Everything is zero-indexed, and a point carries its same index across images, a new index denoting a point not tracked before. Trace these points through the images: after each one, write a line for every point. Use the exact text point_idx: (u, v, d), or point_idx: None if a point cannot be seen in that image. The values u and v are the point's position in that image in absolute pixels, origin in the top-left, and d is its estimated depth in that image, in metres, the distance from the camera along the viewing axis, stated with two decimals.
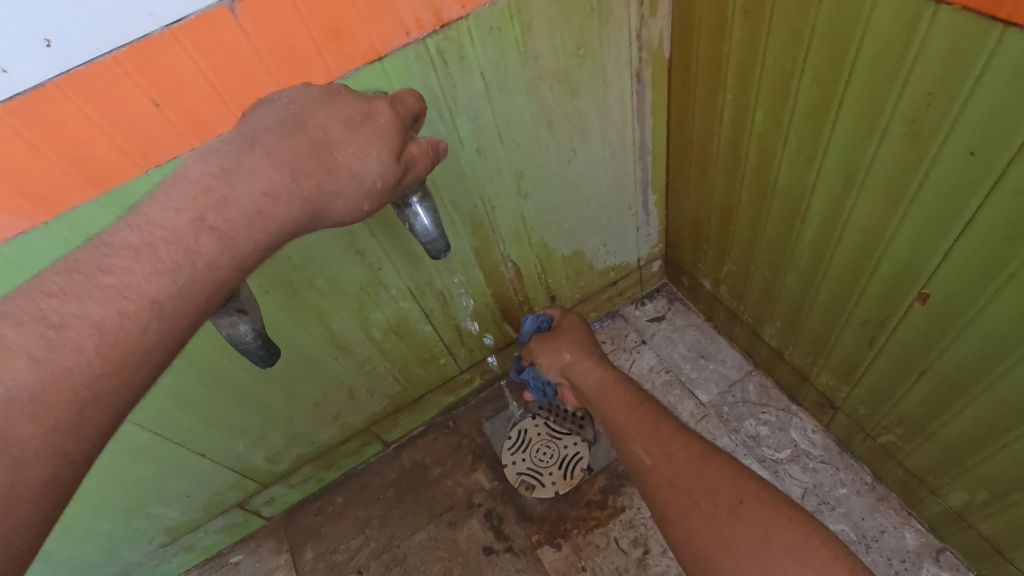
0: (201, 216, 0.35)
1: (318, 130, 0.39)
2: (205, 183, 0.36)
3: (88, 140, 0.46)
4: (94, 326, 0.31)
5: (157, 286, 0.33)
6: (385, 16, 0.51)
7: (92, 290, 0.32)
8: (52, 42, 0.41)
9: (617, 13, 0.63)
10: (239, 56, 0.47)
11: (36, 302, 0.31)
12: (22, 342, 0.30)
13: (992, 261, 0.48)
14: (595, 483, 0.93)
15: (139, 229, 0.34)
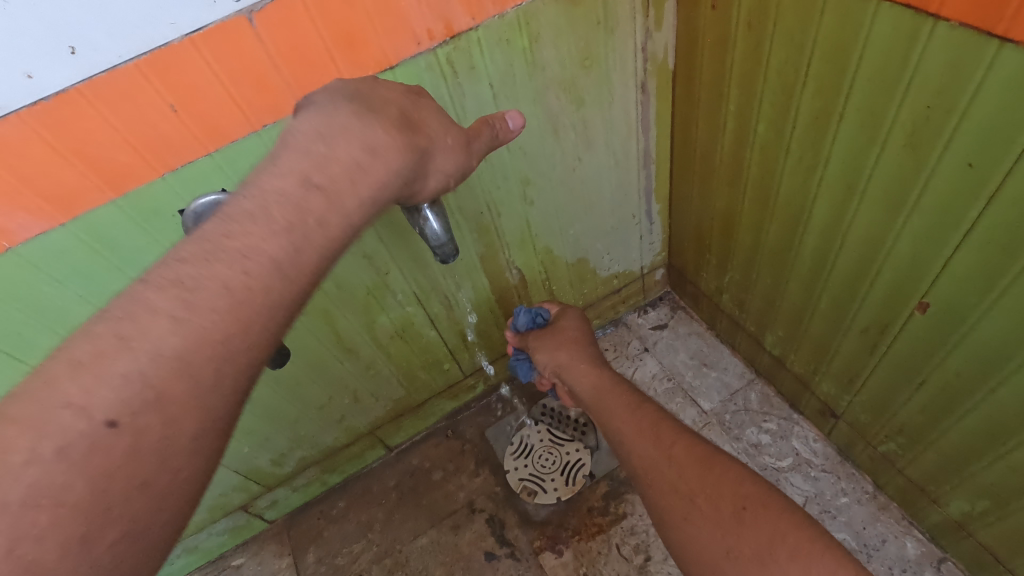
0: (308, 181, 0.39)
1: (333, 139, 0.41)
2: (309, 150, 0.40)
3: (108, 143, 0.47)
4: (220, 287, 0.36)
5: (274, 245, 0.37)
6: (397, 26, 0.52)
7: (217, 255, 0.36)
8: (77, 49, 0.42)
9: (622, 25, 0.64)
10: (255, 64, 0.48)
11: (153, 278, 0.35)
12: (164, 305, 0.35)
13: (990, 270, 0.49)
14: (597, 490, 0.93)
15: (256, 197, 0.39)
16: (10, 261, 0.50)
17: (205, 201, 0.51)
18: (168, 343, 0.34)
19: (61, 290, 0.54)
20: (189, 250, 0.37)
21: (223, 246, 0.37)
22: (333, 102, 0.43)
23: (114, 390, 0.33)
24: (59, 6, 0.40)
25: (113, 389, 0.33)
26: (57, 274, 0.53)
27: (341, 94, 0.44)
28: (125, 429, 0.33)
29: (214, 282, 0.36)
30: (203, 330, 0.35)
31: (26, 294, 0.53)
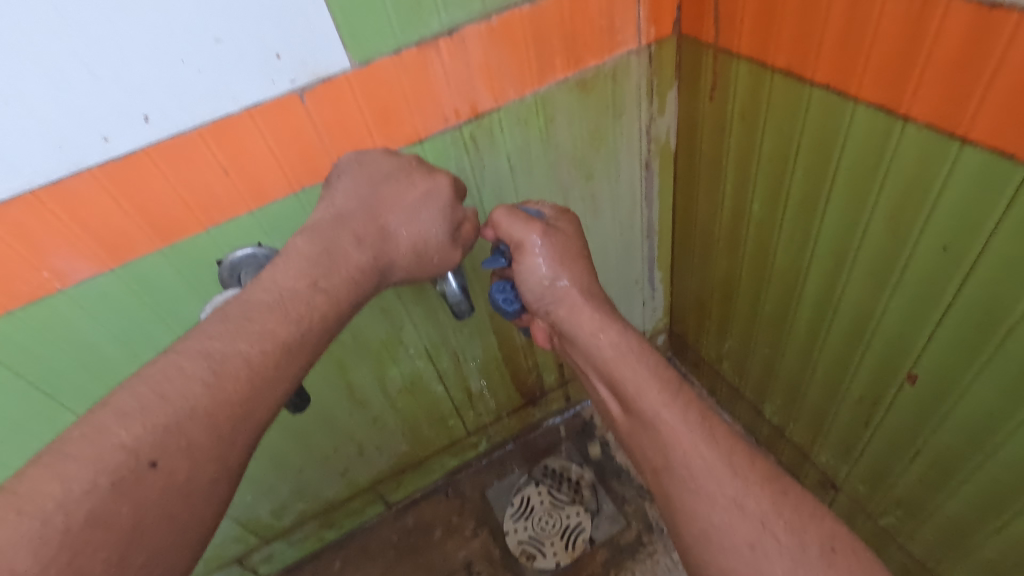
0: (316, 285, 0.43)
1: (366, 216, 0.47)
2: (316, 259, 0.44)
3: (163, 198, 0.52)
4: (244, 360, 0.38)
5: (289, 331, 0.40)
6: (428, 104, 0.58)
7: (239, 335, 0.38)
8: (150, 117, 0.48)
9: (629, 110, 0.71)
10: (301, 134, 0.54)
11: (199, 340, 0.38)
12: (209, 343, 0.38)
13: (970, 344, 0.52)
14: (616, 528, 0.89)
15: (270, 290, 0.41)
16: (60, 301, 0.54)
17: (241, 253, 0.58)
18: (203, 369, 0.36)
19: (100, 331, 0.58)
20: (213, 328, 0.39)
21: (245, 328, 0.39)
22: (359, 172, 0.48)
23: (158, 433, 0.34)
24: (141, 81, 0.46)
25: (178, 430, 0.34)
26: (97, 315, 0.56)
27: (377, 169, 0.48)
28: (163, 469, 0.33)
29: (241, 319, 0.39)
30: (238, 361, 0.37)
31: (67, 333, 0.56)
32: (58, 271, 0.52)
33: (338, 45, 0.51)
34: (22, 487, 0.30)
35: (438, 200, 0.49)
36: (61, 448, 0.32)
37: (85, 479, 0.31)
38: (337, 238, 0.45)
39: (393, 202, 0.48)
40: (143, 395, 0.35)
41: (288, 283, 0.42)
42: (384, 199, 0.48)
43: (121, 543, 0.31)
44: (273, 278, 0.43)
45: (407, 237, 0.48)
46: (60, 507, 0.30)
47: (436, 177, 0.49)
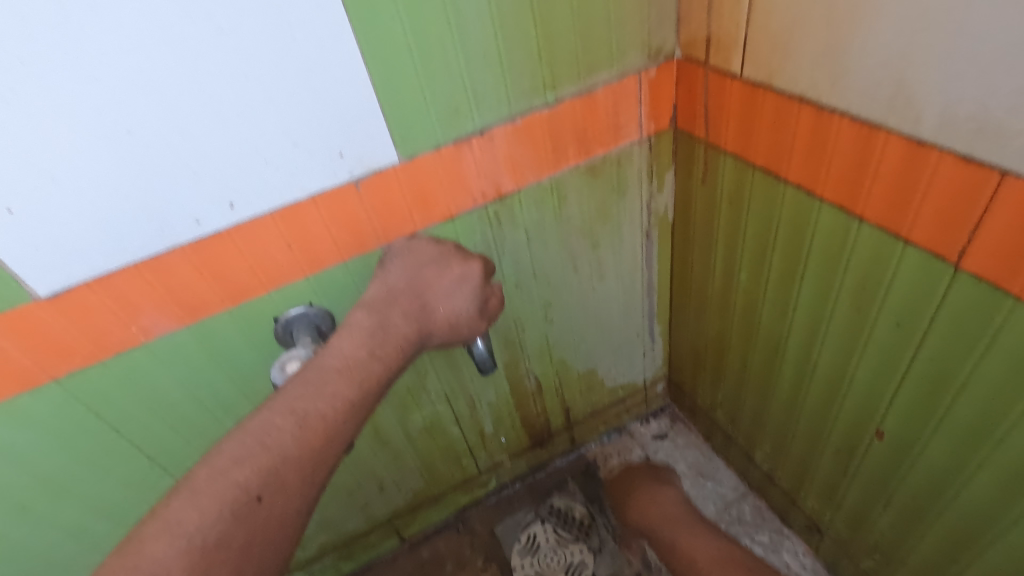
0: (373, 353, 0.50)
1: (413, 295, 0.55)
2: (372, 331, 0.52)
3: (237, 268, 0.62)
4: (322, 418, 0.46)
5: (354, 392, 0.48)
6: (460, 189, 0.68)
7: (317, 395, 0.47)
8: (235, 204, 0.58)
9: (632, 189, 0.81)
10: (354, 215, 0.64)
11: (288, 401, 0.46)
12: (293, 403, 0.46)
13: (924, 409, 0.61)
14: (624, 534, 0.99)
15: (339, 357, 0.50)
16: (142, 351, 0.63)
17: (295, 311, 0.68)
18: (291, 424, 0.45)
19: (170, 378, 0.66)
20: (296, 391, 0.47)
21: (320, 390, 0.47)
22: (407, 258, 0.59)
23: (263, 474, 0.42)
24: (231, 177, 0.56)
25: (276, 474, 0.43)
26: (170, 365, 0.65)
27: (422, 256, 0.58)
28: (266, 503, 0.41)
29: (316, 382, 0.48)
30: (317, 417, 0.46)
31: (142, 380, 0.65)
32: (144, 327, 0.61)
33: (389, 145, 0.61)
34: (169, 515, 0.39)
35: (473, 281, 0.58)
36: (191, 486, 0.41)
37: (213, 509, 0.40)
38: (388, 313, 0.54)
39: (435, 283, 0.57)
40: (248, 444, 0.43)
41: (352, 352, 0.50)
42: (428, 281, 0.57)
43: (233, 562, 0.39)
44: (339, 346, 0.51)
45: (444, 312, 0.56)
46: (196, 530, 0.39)
47: (471, 263, 0.58)
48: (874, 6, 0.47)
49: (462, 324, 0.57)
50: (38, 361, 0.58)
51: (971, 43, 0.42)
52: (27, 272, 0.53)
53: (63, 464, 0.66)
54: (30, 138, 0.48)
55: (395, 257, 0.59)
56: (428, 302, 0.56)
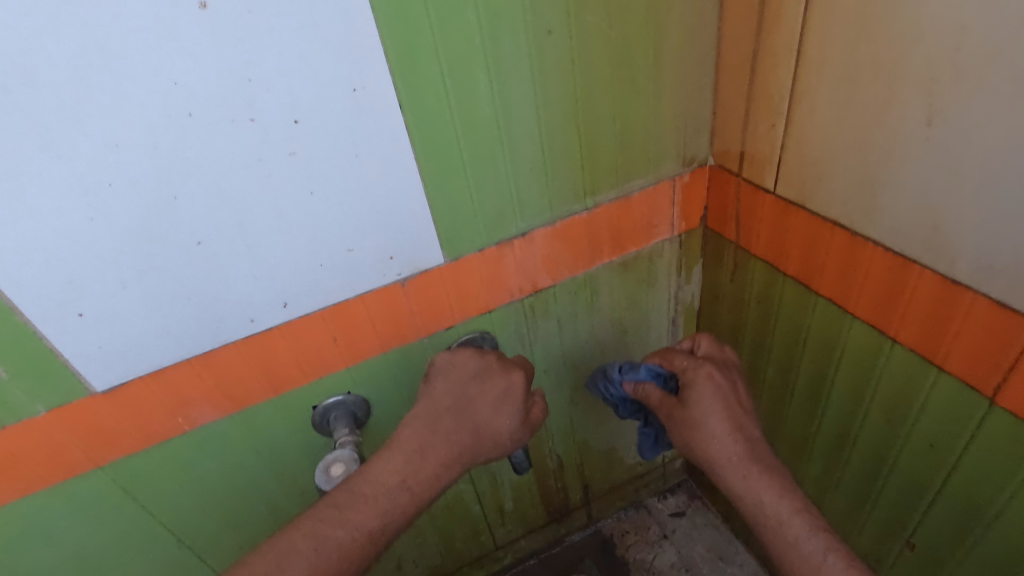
0: (405, 482, 0.51)
1: (457, 414, 0.56)
2: (410, 457, 0.52)
3: (283, 361, 0.63)
4: (338, 544, 0.47)
5: (375, 524, 0.49)
6: (500, 284, 0.71)
7: (340, 522, 0.48)
8: (288, 303, 0.60)
9: (661, 282, 0.83)
10: (398, 310, 0.66)
11: (313, 523, 0.48)
12: (313, 530, 0.47)
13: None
14: (646, 386, 0.72)
15: (371, 483, 0.51)
16: (183, 440, 0.64)
17: (333, 400, 0.69)
18: (310, 549, 0.46)
19: (206, 464, 0.67)
20: (325, 514, 0.48)
21: (345, 516, 0.49)
22: (451, 373, 0.59)
23: None
24: (287, 279, 0.59)
25: None
26: (209, 452, 0.66)
27: (464, 370, 0.59)
28: None
29: (343, 508, 0.49)
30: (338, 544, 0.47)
31: (180, 467, 0.65)
32: (189, 418, 0.62)
33: (436, 249, 0.64)
34: None
35: (514, 396, 0.58)
36: None
37: None
38: (430, 437, 0.54)
39: (478, 399, 0.57)
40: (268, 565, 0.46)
41: (385, 479, 0.51)
42: (471, 397, 0.57)
43: None
44: (376, 471, 0.51)
45: (489, 428, 0.56)
46: None
47: (511, 376, 0.58)
48: (905, 157, 0.50)
49: (507, 440, 0.57)
50: (86, 449, 0.59)
51: (1000, 207, 0.44)
52: (88, 368, 0.55)
53: (94, 545, 0.66)
54: (108, 249, 0.50)
55: (440, 373, 0.59)
56: (471, 421, 0.56)
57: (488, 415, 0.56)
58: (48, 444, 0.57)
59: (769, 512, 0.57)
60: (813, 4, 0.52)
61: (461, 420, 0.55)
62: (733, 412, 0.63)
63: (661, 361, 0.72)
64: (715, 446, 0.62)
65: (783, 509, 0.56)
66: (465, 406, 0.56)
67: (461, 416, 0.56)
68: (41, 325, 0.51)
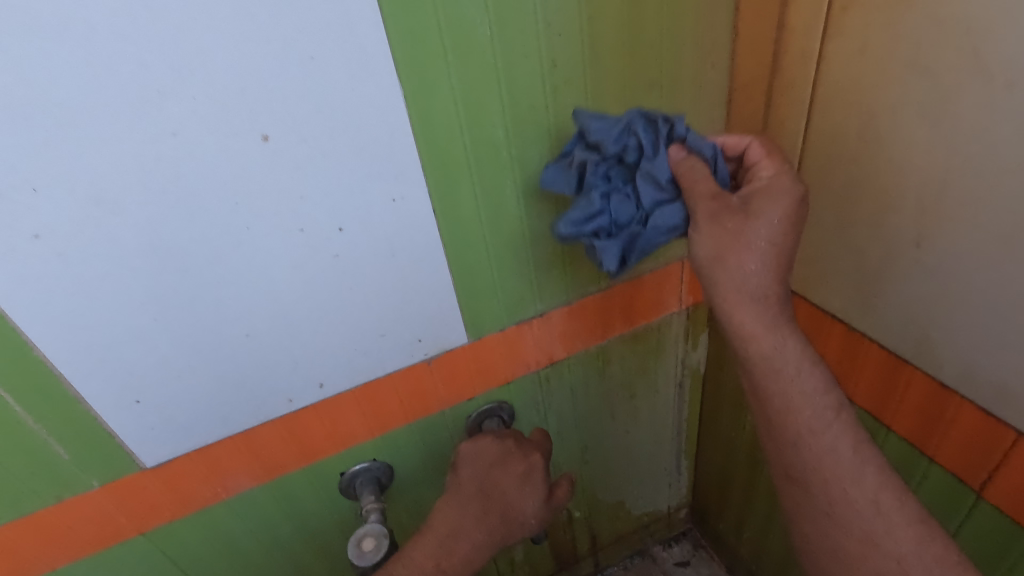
0: (439, 566, 0.56)
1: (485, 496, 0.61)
2: (443, 540, 0.57)
3: (315, 434, 0.68)
4: None
5: None
6: (518, 358, 0.75)
7: None
8: (323, 383, 0.65)
9: (670, 349, 0.88)
10: (424, 385, 0.71)
11: None
12: None
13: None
14: (691, 160, 0.55)
15: (408, 567, 0.55)
16: (220, 506, 0.68)
17: (360, 467, 0.73)
18: None
19: (239, 527, 0.71)
20: None
21: None
22: (476, 457, 0.63)
23: None
24: (324, 362, 0.63)
25: None
26: (242, 517, 0.70)
27: (488, 454, 0.63)
28: None
29: None
30: None
31: (215, 530, 0.69)
32: (227, 487, 0.67)
33: (461, 331, 0.69)
34: None
35: (536, 477, 0.63)
36: None
37: None
38: (462, 521, 0.59)
39: (504, 482, 0.62)
40: None
41: (419, 562, 0.56)
42: (497, 480, 0.62)
43: None
44: (412, 554, 0.56)
45: (516, 510, 0.61)
46: None
47: (531, 458, 0.64)
48: (895, 272, 0.55)
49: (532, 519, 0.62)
50: (131, 517, 0.64)
51: (975, 328, 0.50)
52: (140, 446, 0.59)
53: None
54: (167, 345, 0.55)
55: (467, 458, 0.63)
56: (499, 503, 0.61)
57: (514, 496, 0.61)
58: (97, 513, 0.62)
59: (751, 332, 0.55)
60: (813, 128, 0.58)
61: (490, 503, 0.60)
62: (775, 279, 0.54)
63: (751, 152, 0.57)
64: (753, 233, 0.52)
65: (800, 379, 0.55)
66: (492, 489, 0.61)
67: (489, 499, 0.61)
68: (102, 413, 0.56)
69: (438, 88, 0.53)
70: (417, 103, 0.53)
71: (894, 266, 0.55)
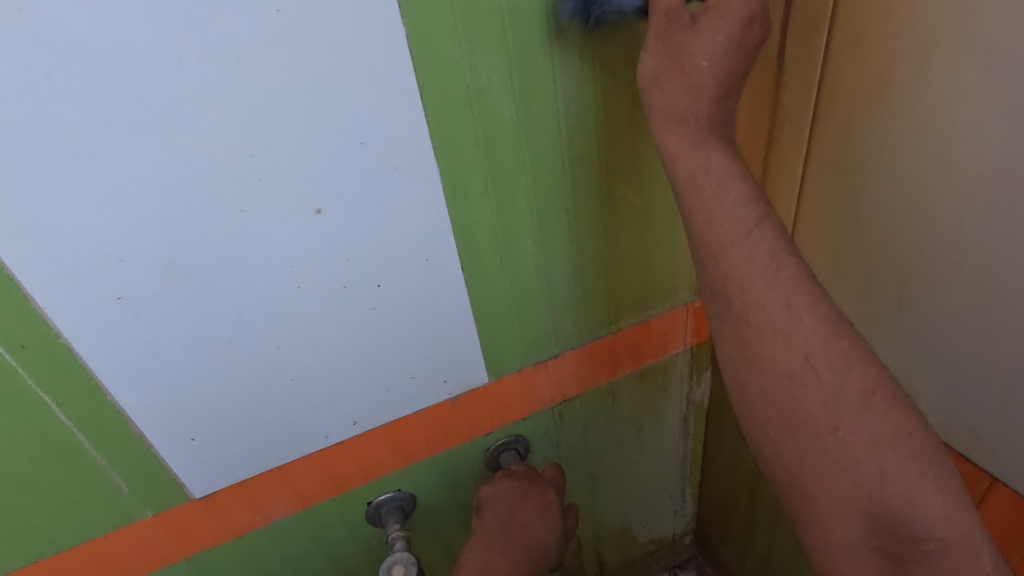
0: None
1: (509, 534, 0.67)
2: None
3: (347, 467, 0.73)
4: None
5: None
6: (534, 396, 0.81)
7: None
8: (356, 422, 0.70)
9: (675, 386, 0.93)
10: (447, 421, 0.76)
11: None
12: None
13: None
14: None
15: None
16: (257, 533, 0.73)
17: (385, 497, 0.78)
18: None
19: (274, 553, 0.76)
20: None
21: None
22: (496, 498, 0.69)
23: None
24: (357, 402, 0.69)
25: None
26: (277, 542, 0.75)
27: (506, 493, 0.69)
28: None
29: None
30: None
31: (252, 555, 0.75)
32: (265, 516, 0.72)
33: (482, 372, 0.74)
34: None
35: (552, 510, 0.70)
36: None
37: None
38: (492, 559, 0.66)
39: (525, 518, 0.69)
40: None
41: None
42: (518, 517, 0.68)
43: None
44: None
45: (538, 541, 0.69)
46: None
47: (547, 494, 0.70)
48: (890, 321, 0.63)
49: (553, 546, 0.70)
50: (178, 542, 0.69)
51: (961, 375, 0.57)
52: (190, 479, 0.65)
53: None
54: (219, 387, 0.61)
55: (489, 499, 0.68)
56: (524, 538, 0.68)
57: (536, 529, 0.69)
58: (148, 540, 0.67)
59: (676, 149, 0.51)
60: (808, 197, 0.65)
61: (515, 539, 0.67)
62: (721, 76, 0.49)
63: None
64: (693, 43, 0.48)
65: (719, 192, 0.50)
66: (515, 526, 0.68)
67: (514, 536, 0.67)
68: (160, 448, 0.61)
69: (466, 165, 0.59)
70: (451, 179, 0.59)
71: (896, 312, 0.61)
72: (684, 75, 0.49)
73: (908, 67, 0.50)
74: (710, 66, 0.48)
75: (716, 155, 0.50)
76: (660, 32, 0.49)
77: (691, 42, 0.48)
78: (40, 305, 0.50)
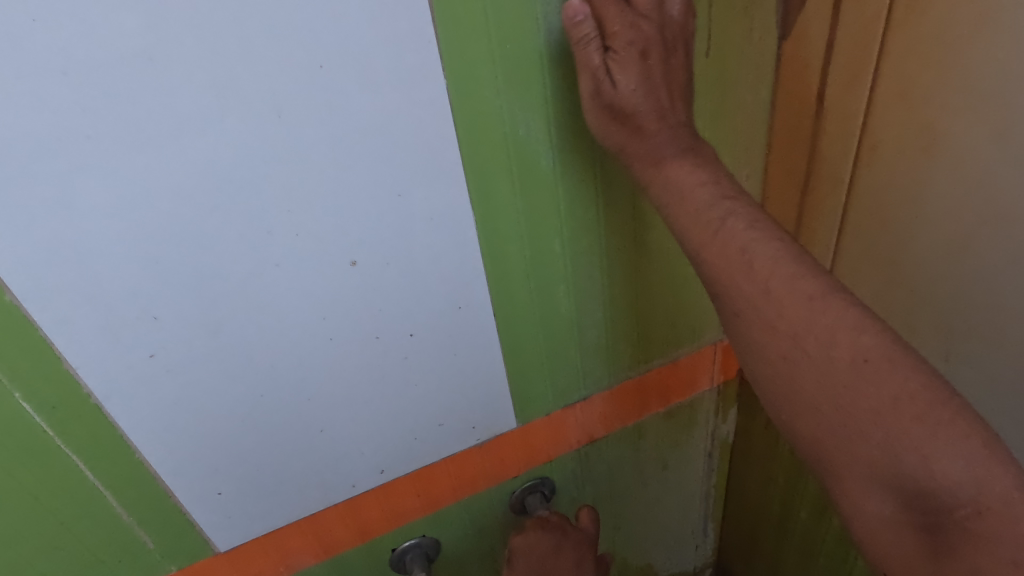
0: None
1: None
2: None
3: (372, 514, 0.71)
4: None
5: None
6: (561, 438, 0.79)
7: None
8: (384, 469, 0.68)
9: (700, 423, 0.92)
10: (474, 465, 0.74)
11: None
12: None
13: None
14: None
15: None
16: None
17: (410, 543, 0.76)
18: None
19: None
20: None
21: None
22: (528, 551, 0.67)
23: None
24: (385, 450, 0.67)
25: None
26: None
27: (538, 546, 0.68)
28: None
29: None
30: None
31: None
32: (289, 566, 0.70)
33: (511, 416, 0.73)
34: None
35: (586, 561, 0.69)
36: None
37: None
38: None
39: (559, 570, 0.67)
40: None
41: None
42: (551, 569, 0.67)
43: None
44: None
45: None
46: None
47: (580, 547, 0.69)
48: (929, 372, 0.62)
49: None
50: None
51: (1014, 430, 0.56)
52: (215, 532, 0.63)
53: None
54: (246, 439, 0.59)
55: (521, 553, 0.67)
56: None
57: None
58: None
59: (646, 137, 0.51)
60: (846, 242, 0.64)
61: None
62: (651, 115, 0.50)
63: None
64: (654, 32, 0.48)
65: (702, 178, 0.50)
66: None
67: None
68: (186, 503, 0.60)
69: (501, 211, 0.58)
70: (485, 229, 0.58)
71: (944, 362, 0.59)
72: (630, 129, 0.51)
73: (961, 119, 0.48)
74: (640, 113, 0.50)
75: (676, 173, 0.52)
76: (591, 92, 0.50)
77: (618, 102, 0.49)
78: (73, 364, 0.48)
